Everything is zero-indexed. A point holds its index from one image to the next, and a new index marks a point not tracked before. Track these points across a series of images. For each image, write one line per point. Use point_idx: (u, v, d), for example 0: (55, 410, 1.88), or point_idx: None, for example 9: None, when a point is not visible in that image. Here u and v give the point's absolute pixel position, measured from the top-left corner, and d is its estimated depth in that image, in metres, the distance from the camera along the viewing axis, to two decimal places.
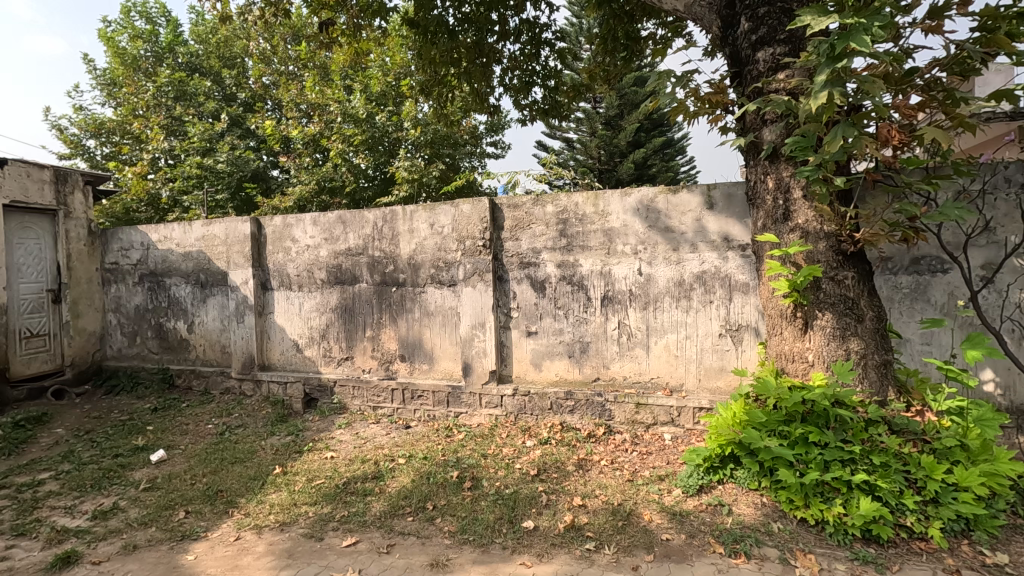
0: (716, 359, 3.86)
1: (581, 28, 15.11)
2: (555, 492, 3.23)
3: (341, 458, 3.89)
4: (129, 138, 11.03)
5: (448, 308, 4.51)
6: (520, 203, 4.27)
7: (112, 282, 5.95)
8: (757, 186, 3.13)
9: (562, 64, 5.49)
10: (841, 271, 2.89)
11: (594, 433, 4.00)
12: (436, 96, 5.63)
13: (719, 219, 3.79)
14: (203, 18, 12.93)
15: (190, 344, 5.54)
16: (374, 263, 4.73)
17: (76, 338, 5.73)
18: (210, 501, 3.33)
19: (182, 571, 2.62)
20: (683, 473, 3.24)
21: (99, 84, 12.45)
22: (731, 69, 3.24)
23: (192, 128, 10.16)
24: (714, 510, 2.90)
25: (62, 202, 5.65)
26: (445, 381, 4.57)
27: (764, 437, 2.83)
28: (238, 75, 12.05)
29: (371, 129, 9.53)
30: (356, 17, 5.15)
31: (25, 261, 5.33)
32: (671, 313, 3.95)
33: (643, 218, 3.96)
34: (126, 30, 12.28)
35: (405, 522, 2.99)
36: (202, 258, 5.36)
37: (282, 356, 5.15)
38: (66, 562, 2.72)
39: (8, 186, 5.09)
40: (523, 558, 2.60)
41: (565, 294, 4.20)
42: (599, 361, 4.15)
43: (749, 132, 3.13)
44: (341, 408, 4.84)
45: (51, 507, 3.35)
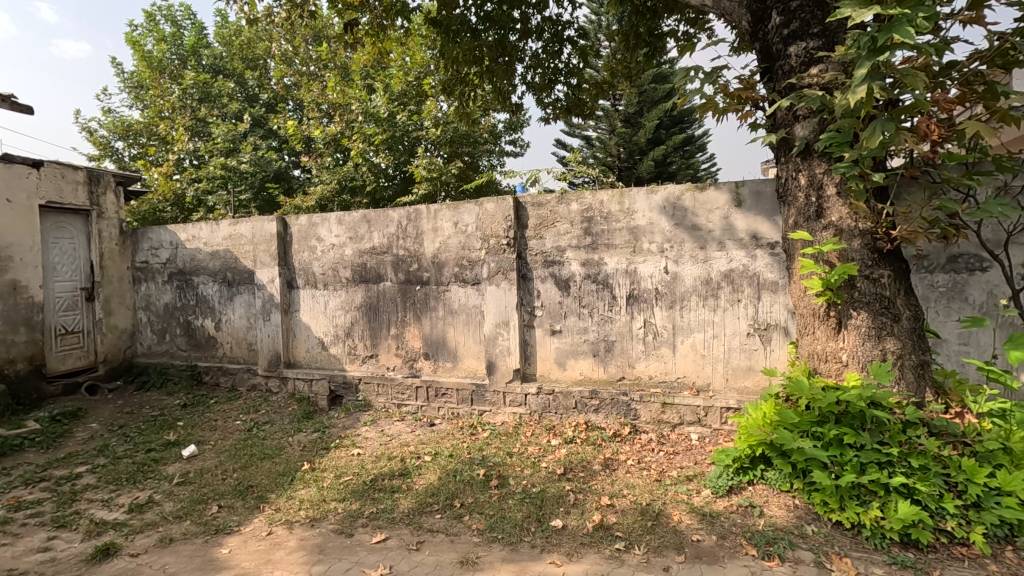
0: (743, 359, 3.81)
1: (601, 24, 15.10)
2: (582, 492, 3.22)
3: (367, 455, 3.92)
4: (155, 139, 11.27)
5: (473, 307, 4.53)
6: (545, 201, 4.26)
7: (142, 281, 6.08)
8: (788, 183, 3.08)
9: (585, 62, 5.45)
10: (877, 270, 2.83)
11: (620, 432, 3.98)
12: (458, 96, 5.58)
13: (747, 216, 3.74)
14: (227, 21, 13.14)
15: (217, 342, 5.63)
16: (398, 262, 4.77)
17: (108, 335, 5.86)
18: (241, 497, 3.38)
19: (216, 565, 2.66)
20: (712, 474, 3.21)
21: (127, 87, 12.72)
22: (762, 65, 3.19)
23: (216, 129, 10.33)
24: (745, 512, 2.87)
25: (94, 202, 5.79)
26: (469, 379, 4.58)
27: (797, 438, 2.80)
28: (260, 76, 12.22)
29: (391, 128, 9.58)
30: (379, 17, 5.17)
31: (60, 260, 5.48)
32: (697, 311, 3.91)
33: (669, 216, 3.93)
34: (152, 34, 12.53)
35: (434, 520, 3.00)
36: (229, 258, 5.44)
37: (307, 354, 5.22)
38: (105, 554, 2.78)
39: (42, 187, 5.25)
40: (553, 557, 2.60)
41: (590, 293, 4.19)
42: (624, 360, 4.12)
43: (780, 128, 3.08)
44: (366, 406, 4.89)
45: (89, 500, 3.44)
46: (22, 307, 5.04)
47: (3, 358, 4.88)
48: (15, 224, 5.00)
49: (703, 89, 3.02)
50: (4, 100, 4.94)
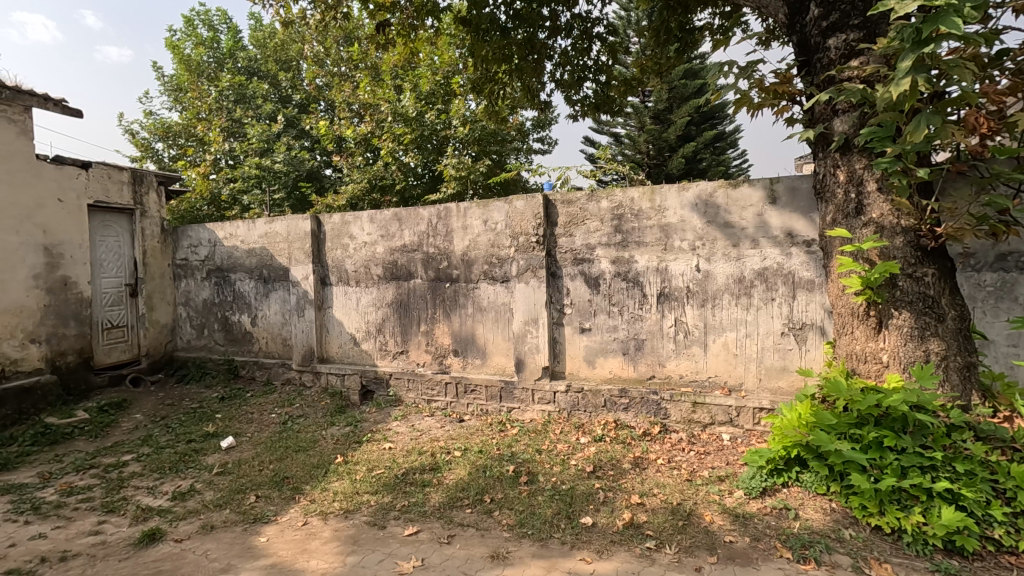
0: (778, 359, 3.74)
1: (630, 21, 14.97)
2: (612, 490, 3.21)
3: (399, 450, 3.99)
4: (193, 140, 11.64)
5: (502, 304, 4.55)
6: (574, 198, 4.26)
7: (182, 277, 6.28)
8: (827, 179, 3.01)
9: (614, 59, 5.39)
10: (920, 268, 2.75)
11: (649, 432, 3.95)
12: (487, 95, 5.60)
13: (782, 214, 3.66)
14: (262, 24, 13.48)
15: (254, 337, 5.78)
16: (428, 259, 4.82)
17: (151, 330, 6.09)
18: (278, 487, 3.48)
19: (255, 553, 2.74)
20: (745, 476, 3.16)
21: (167, 90, 13.18)
22: (799, 58, 3.13)
23: (252, 129, 10.58)
24: (779, 514, 2.82)
25: (138, 201, 6.01)
26: (498, 376, 4.61)
27: (834, 440, 2.75)
28: (293, 78, 12.48)
29: (420, 127, 9.68)
30: (409, 18, 5.23)
31: (106, 257, 5.72)
32: (730, 311, 3.85)
33: (701, 213, 3.87)
34: (190, 38, 12.95)
35: (465, 514, 3.04)
36: (265, 255, 5.58)
37: (340, 349, 5.32)
38: (152, 539, 2.91)
39: (90, 187, 5.49)
40: (583, 554, 2.60)
41: (620, 291, 4.16)
42: (655, 359, 4.09)
43: (818, 123, 3.01)
44: (396, 401, 4.97)
45: (135, 487, 3.59)
46: (72, 302, 5.27)
47: (55, 350, 5.12)
48: (66, 223, 5.25)
49: (738, 84, 2.97)
50: (56, 104, 5.17)
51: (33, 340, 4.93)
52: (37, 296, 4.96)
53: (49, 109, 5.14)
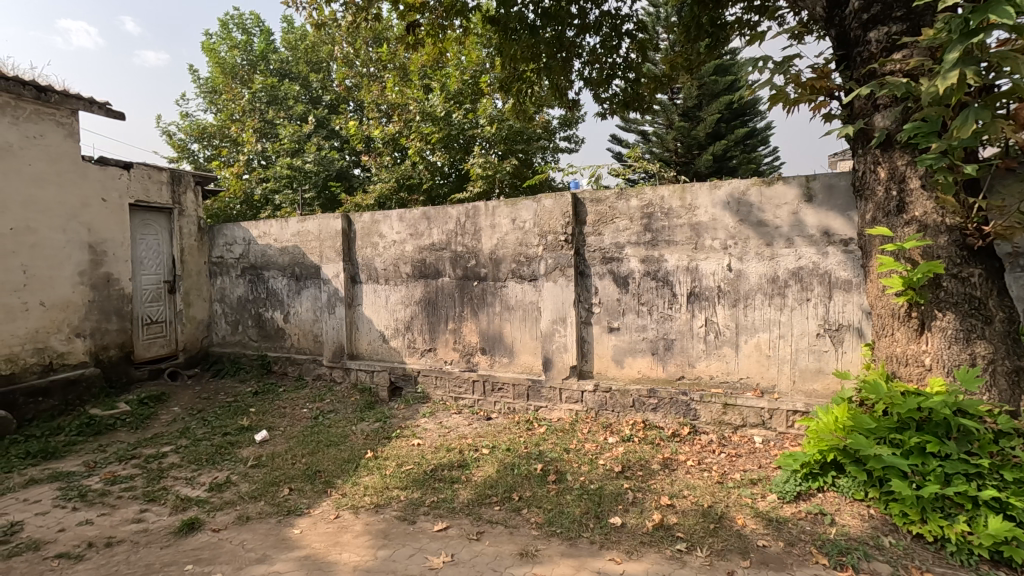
0: (812, 360, 3.65)
1: (659, 17, 14.79)
2: (641, 490, 3.19)
3: (427, 446, 4.03)
4: (227, 141, 11.96)
5: (529, 303, 4.56)
6: (604, 197, 4.23)
7: (217, 275, 6.45)
8: (866, 176, 2.93)
9: (643, 56, 5.32)
10: (966, 268, 2.65)
11: (678, 432, 3.91)
12: (515, 93, 5.60)
13: (818, 212, 3.58)
14: (293, 26, 13.75)
15: (286, 333, 5.91)
16: (456, 258, 4.85)
17: (187, 325, 6.27)
18: (310, 481, 3.55)
19: (289, 544, 2.81)
20: (778, 479, 3.10)
21: (202, 92, 13.56)
22: (837, 52, 3.05)
23: (284, 130, 10.80)
24: (815, 519, 2.75)
25: (176, 201, 6.19)
26: (525, 374, 4.62)
27: (874, 444, 2.68)
28: (324, 79, 12.69)
29: (448, 126, 9.74)
30: (438, 18, 5.25)
31: (146, 255, 5.91)
32: (762, 311, 3.78)
33: (734, 211, 3.81)
34: (225, 41, 13.29)
35: (493, 511, 3.05)
36: (298, 253, 5.69)
37: (370, 346, 5.40)
38: (191, 528, 3.00)
39: (132, 187, 5.68)
40: (612, 554, 2.59)
41: (649, 290, 4.12)
42: (684, 359, 4.04)
43: (857, 119, 2.93)
44: (424, 398, 5.02)
45: (174, 477, 3.71)
46: (114, 298, 5.46)
47: (98, 344, 5.32)
48: (108, 222, 5.44)
49: (773, 79, 2.92)
50: (100, 107, 5.37)
51: (78, 334, 5.14)
52: (82, 292, 5.17)
53: (93, 111, 5.33)
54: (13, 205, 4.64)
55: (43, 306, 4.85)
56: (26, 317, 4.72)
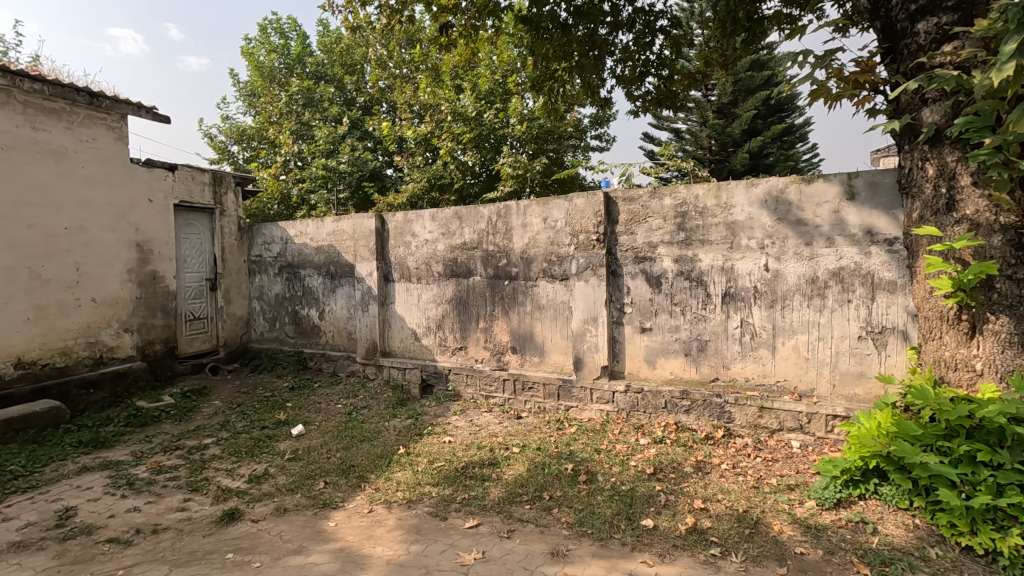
0: (854, 364, 3.54)
1: (694, 12, 14.53)
2: (673, 493, 3.15)
3: (458, 443, 4.07)
4: (265, 143, 12.31)
5: (561, 303, 4.55)
6: (637, 196, 4.19)
7: (256, 273, 6.64)
8: (913, 173, 2.83)
9: (677, 52, 5.23)
10: (1021, 269, 2.53)
11: (712, 435, 3.84)
12: (547, 92, 5.59)
13: (861, 211, 3.46)
14: (329, 30, 14.04)
15: (321, 330, 6.05)
16: (488, 257, 4.88)
17: (228, 322, 6.48)
18: (344, 475, 3.62)
19: (325, 536, 2.87)
20: (817, 486, 3.02)
21: (242, 96, 13.98)
22: (883, 45, 2.95)
23: (319, 131, 11.04)
24: (856, 528, 2.67)
25: (217, 201, 6.40)
26: (556, 374, 4.61)
27: (920, 452, 2.58)
28: (358, 81, 12.90)
29: (479, 126, 9.78)
30: (471, 18, 5.27)
31: (190, 253, 6.13)
32: (801, 312, 3.68)
33: (771, 210, 3.72)
34: (263, 46, 13.67)
35: (524, 510, 3.06)
36: (333, 252, 5.82)
37: (402, 344, 5.47)
38: (231, 518, 3.10)
39: (177, 188, 5.90)
40: (644, 556, 2.56)
41: (682, 290, 4.06)
42: (719, 361, 3.97)
43: (904, 113, 2.83)
44: (455, 396, 5.06)
45: (216, 468, 3.84)
46: (160, 295, 5.68)
47: (145, 339, 5.54)
48: (155, 221, 5.66)
49: (814, 74, 2.84)
50: (148, 111, 5.59)
51: (126, 329, 5.37)
52: (130, 289, 5.40)
53: (141, 115, 5.56)
54: (67, 206, 4.87)
55: (94, 302, 5.08)
56: (79, 313, 4.96)
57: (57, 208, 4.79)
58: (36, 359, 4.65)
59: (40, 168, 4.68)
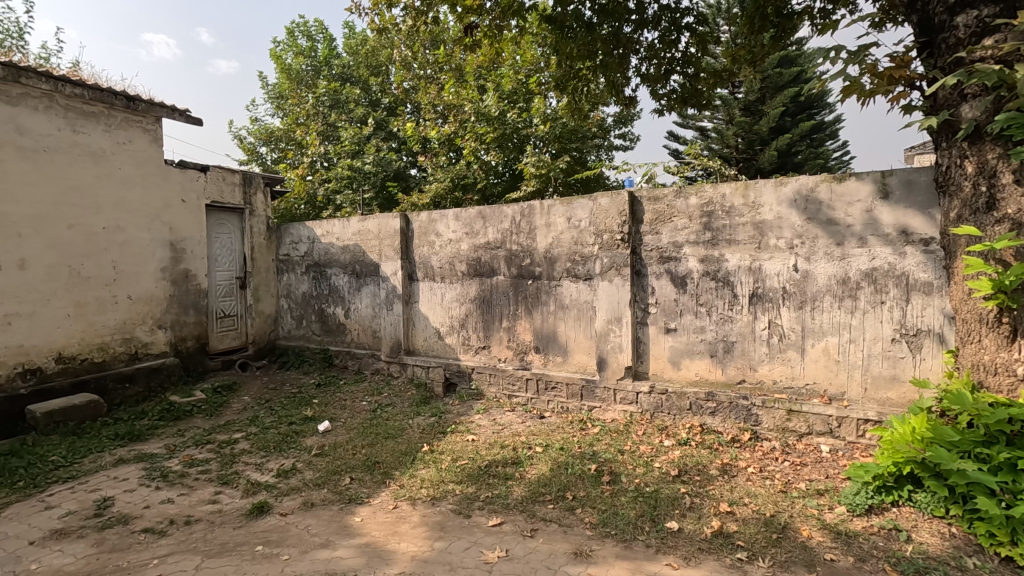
0: (887, 367, 3.45)
1: (720, 8, 14.32)
2: (698, 495, 3.11)
3: (481, 442, 4.09)
4: (293, 144, 12.56)
5: (584, 302, 4.53)
6: (661, 195, 4.14)
7: (284, 271, 6.77)
8: (950, 171, 2.75)
9: (703, 49, 5.16)
10: None
11: (738, 438, 3.78)
12: (571, 91, 5.57)
13: (895, 210, 3.37)
14: (354, 32, 14.23)
15: (346, 328, 6.14)
16: (511, 256, 4.88)
17: (257, 319, 6.62)
18: (370, 471, 3.68)
19: (351, 531, 2.92)
20: (847, 491, 2.95)
21: (270, 98, 14.27)
22: (919, 39, 2.87)
23: (345, 132, 11.19)
24: (888, 535, 2.60)
25: (247, 202, 6.54)
26: (579, 374, 4.60)
27: (957, 458, 2.50)
28: (383, 82, 13.03)
29: (502, 126, 9.80)
30: (495, 19, 5.28)
31: (220, 252, 6.28)
32: (832, 314, 3.60)
33: (801, 210, 3.65)
34: (291, 49, 13.93)
35: (547, 509, 3.06)
36: (358, 251, 5.90)
37: (425, 342, 5.52)
38: (261, 511, 3.17)
39: (209, 188, 6.05)
40: (668, 559, 2.54)
41: (708, 291, 4.01)
42: (745, 363, 3.91)
43: (942, 110, 2.75)
44: (478, 394, 5.08)
45: (245, 462, 3.94)
46: (192, 293, 5.84)
47: (177, 336, 5.70)
48: (188, 221, 5.81)
49: (846, 70, 2.77)
50: (181, 114, 5.75)
51: (160, 326, 5.53)
52: (164, 286, 5.56)
53: (175, 118, 5.71)
54: (105, 206, 5.04)
55: (130, 299, 5.25)
56: (115, 310, 5.13)
57: (96, 208, 4.96)
58: (75, 354, 4.82)
59: (80, 170, 4.85)
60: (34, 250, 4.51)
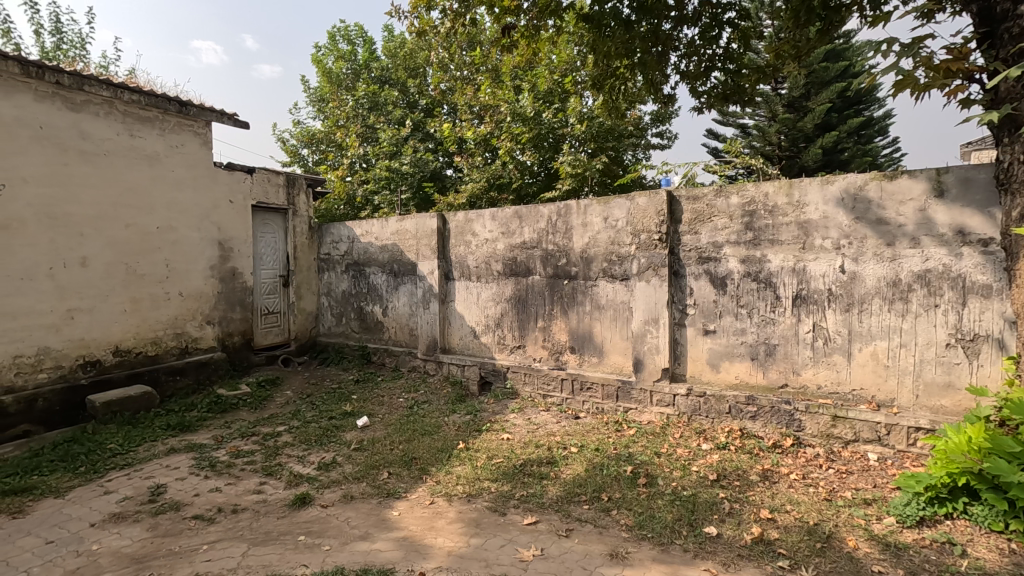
0: (941, 373, 3.30)
1: (762, 2, 13.94)
2: (738, 501, 3.05)
3: (516, 441, 4.10)
4: (333, 145, 12.90)
5: (621, 303, 4.49)
6: (701, 195, 4.07)
7: (325, 270, 6.95)
8: (1013, 168, 2.61)
9: (746, 45, 5.03)
10: None
11: (780, 444, 3.68)
12: (607, 90, 5.53)
13: (951, 209, 3.22)
14: (393, 35, 14.48)
15: (384, 326, 6.26)
16: (547, 256, 4.88)
17: (298, 316, 6.82)
18: (407, 466, 3.74)
19: (389, 525, 2.98)
20: (897, 501, 2.84)
21: (312, 101, 14.68)
22: (979, 29, 2.73)
23: (383, 133, 11.40)
24: (941, 549, 2.49)
25: (290, 202, 6.73)
26: (615, 375, 4.56)
27: (1017, 471, 2.39)
28: (420, 84, 13.17)
29: (538, 126, 9.80)
30: (532, 19, 5.29)
31: (265, 251, 6.50)
32: (881, 317, 3.46)
33: (849, 209, 3.52)
34: (332, 53, 14.29)
35: (582, 510, 3.06)
36: (396, 250, 6.00)
37: (461, 341, 5.58)
38: (303, 502, 3.27)
39: (255, 189, 6.27)
40: (707, 564, 2.50)
41: (749, 292, 3.92)
42: (788, 366, 3.80)
43: (1003, 103, 2.61)
44: (513, 394, 5.10)
45: (288, 454, 4.07)
46: (238, 290, 6.06)
47: (224, 331, 5.93)
48: (235, 221, 6.03)
49: (899, 64, 2.67)
50: (230, 117, 5.97)
51: (208, 322, 5.76)
52: (212, 284, 5.79)
53: (224, 122, 5.94)
54: (159, 207, 5.29)
55: (181, 296, 5.49)
56: (168, 305, 5.37)
57: (150, 208, 5.21)
58: (131, 347, 5.07)
59: (136, 172, 5.10)
60: (95, 249, 4.77)
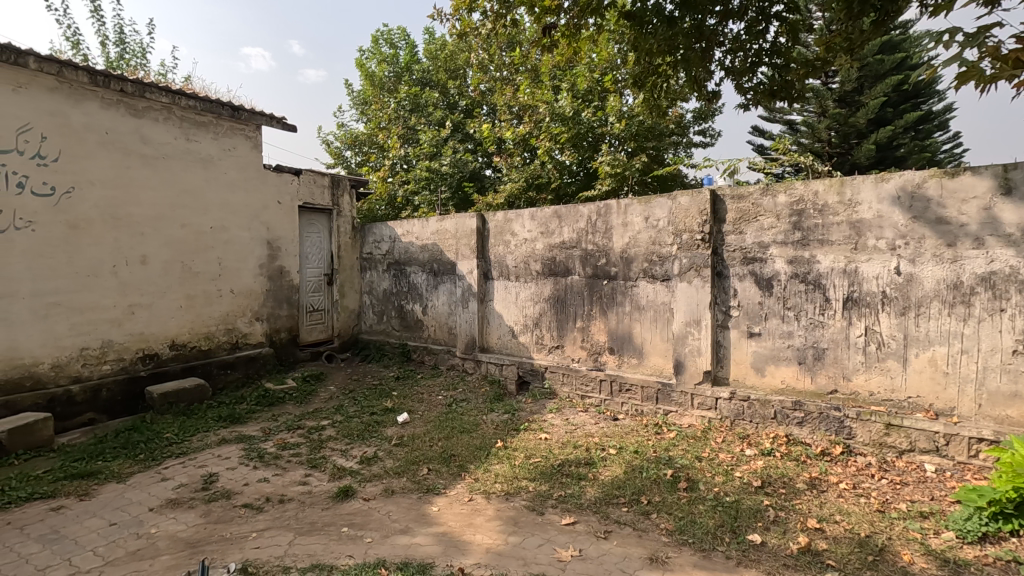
0: (1006, 382, 3.11)
1: None
2: (784, 509, 2.96)
3: (554, 441, 4.10)
4: (375, 147, 13.18)
5: (662, 304, 4.43)
6: (746, 193, 3.97)
7: (367, 269, 7.11)
8: None
9: (794, 39, 4.86)
10: None
11: (829, 452, 3.55)
12: (649, 88, 5.44)
13: (1020, 207, 3.02)
14: (434, 38, 14.68)
15: (424, 324, 6.36)
16: (587, 256, 4.86)
17: (341, 314, 6.99)
18: (446, 463, 3.79)
19: (429, 519, 3.03)
20: (957, 515, 2.70)
21: (355, 104, 15.05)
22: None
23: (424, 135, 11.58)
24: (1005, 567, 2.35)
25: (335, 203, 6.92)
26: (655, 377, 4.49)
27: None
28: (460, 85, 13.29)
29: (577, 125, 9.76)
30: (573, 18, 5.27)
31: (311, 250, 6.70)
32: (939, 321, 3.30)
33: (905, 208, 3.37)
34: (375, 56, 14.61)
35: (621, 512, 3.03)
36: (436, 250, 6.09)
37: (499, 340, 5.61)
38: (345, 495, 3.36)
39: (301, 190, 6.47)
40: (750, 572, 2.44)
41: (797, 294, 3.79)
42: (837, 371, 3.66)
43: None
44: (551, 394, 5.09)
45: (332, 448, 4.19)
46: (285, 288, 6.27)
47: (272, 327, 6.14)
48: (283, 221, 6.24)
49: (962, 55, 2.52)
50: (278, 121, 6.19)
51: (257, 318, 5.98)
52: (261, 282, 6.01)
53: (273, 125, 6.16)
54: (213, 207, 5.53)
55: (232, 293, 5.72)
56: (220, 302, 5.61)
57: (205, 209, 5.45)
58: (186, 341, 5.32)
59: (192, 175, 5.34)
60: (154, 248, 5.03)
